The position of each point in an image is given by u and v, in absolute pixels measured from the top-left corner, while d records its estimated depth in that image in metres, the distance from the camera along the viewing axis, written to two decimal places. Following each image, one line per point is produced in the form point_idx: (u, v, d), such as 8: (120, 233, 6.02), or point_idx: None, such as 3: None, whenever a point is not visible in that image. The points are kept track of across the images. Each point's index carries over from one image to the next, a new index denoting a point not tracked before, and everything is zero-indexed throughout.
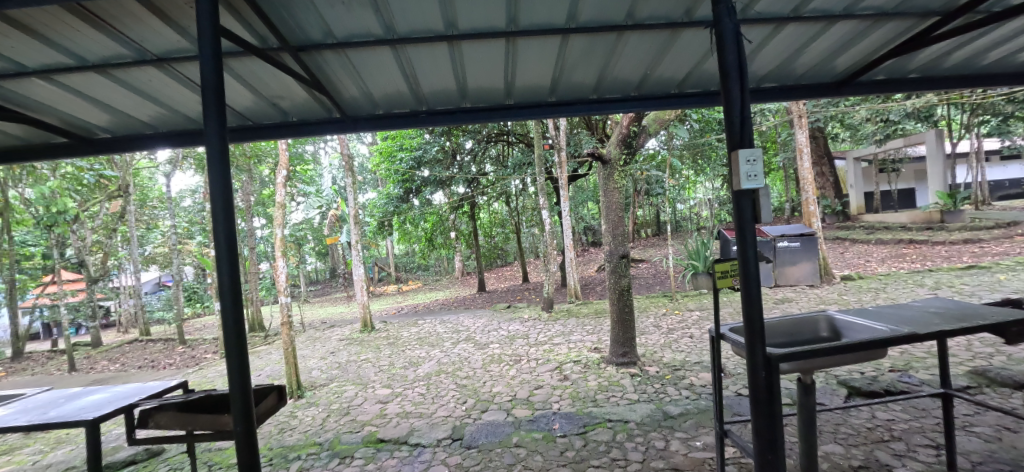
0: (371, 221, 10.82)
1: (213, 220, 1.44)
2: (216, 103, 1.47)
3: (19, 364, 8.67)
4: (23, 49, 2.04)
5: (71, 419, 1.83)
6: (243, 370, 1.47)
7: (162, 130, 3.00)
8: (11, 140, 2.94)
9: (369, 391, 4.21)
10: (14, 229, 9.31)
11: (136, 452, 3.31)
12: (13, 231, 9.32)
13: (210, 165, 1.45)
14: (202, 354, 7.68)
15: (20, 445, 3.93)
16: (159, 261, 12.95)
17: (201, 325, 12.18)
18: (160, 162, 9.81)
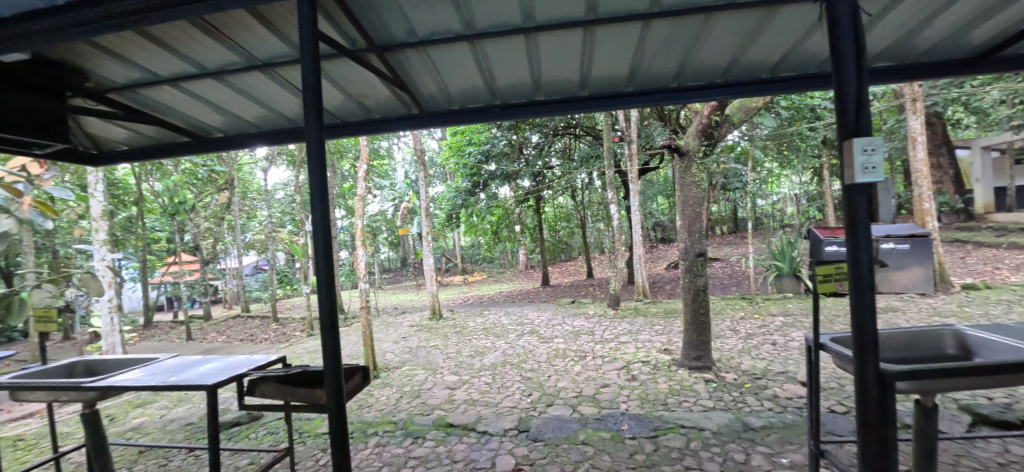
0: (440, 215, 11.18)
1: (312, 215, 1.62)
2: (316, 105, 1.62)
3: (150, 331, 10.26)
4: (158, 60, 2.36)
5: (195, 384, 2.08)
6: (334, 351, 1.66)
7: (264, 129, 3.30)
8: (148, 141, 3.40)
9: (438, 377, 4.39)
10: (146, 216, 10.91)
11: (241, 415, 3.75)
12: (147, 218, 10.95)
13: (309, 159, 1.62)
14: (291, 332, 8.54)
15: (151, 400, 4.65)
16: (257, 247, 14.55)
17: (290, 305, 13.54)
18: (259, 159, 10.93)
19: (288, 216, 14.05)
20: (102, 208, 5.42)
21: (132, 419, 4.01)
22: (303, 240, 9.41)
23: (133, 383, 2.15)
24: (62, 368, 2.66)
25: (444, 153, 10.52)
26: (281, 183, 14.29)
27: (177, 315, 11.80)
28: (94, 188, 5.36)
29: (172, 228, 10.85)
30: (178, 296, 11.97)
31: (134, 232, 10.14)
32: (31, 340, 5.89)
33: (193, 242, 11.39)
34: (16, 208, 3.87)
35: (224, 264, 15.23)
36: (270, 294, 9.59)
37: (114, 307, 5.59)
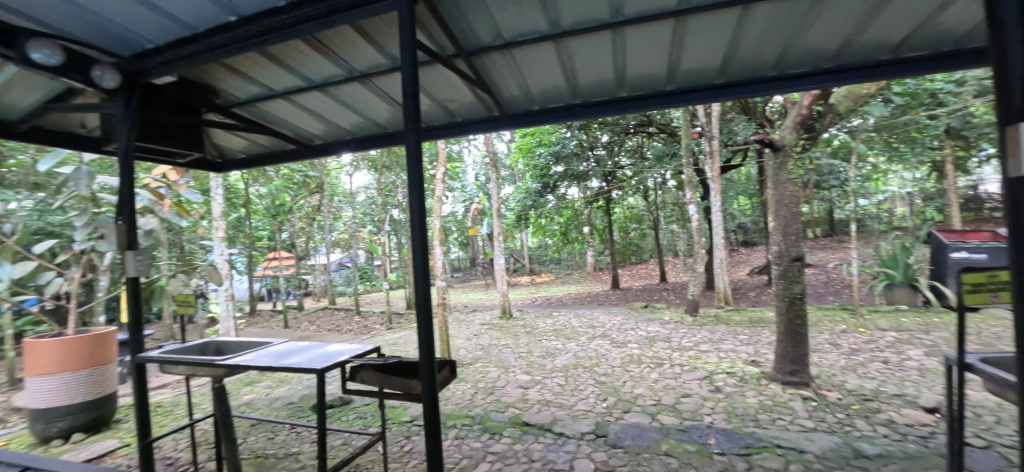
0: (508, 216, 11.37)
1: (411, 218, 1.78)
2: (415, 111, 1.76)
3: (255, 318, 11.60)
4: (275, 76, 2.63)
5: (309, 369, 2.22)
6: (429, 346, 1.79)
7: (358, 136, 3.56)
8: (262, 149, 3.81)
9: (511, 375, 4.45)
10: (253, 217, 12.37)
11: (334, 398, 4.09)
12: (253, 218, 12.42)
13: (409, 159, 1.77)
14: (372, 325, 9.17)
15: (258, 379, 5.23)
16: (342, 245, 15.85)
17: (369, 300, 14.56)
18: (345, 164, 11.91)
19: (369, 217, 15.09)
20: (221, 209, 6.19)
21: (244, 395, 4.54)
22: (383, 240, 10.07)
23: (252, 363, 2.30)
24: (196, 347, 2.88)
25: (513, 155, 10.67)
26: (362, 187, 15.37)
27: (276, 305, 13.22)
28: (215, 191, 6.14)
29: (272, 227, 12.17)
30: (276, 288, 13.40)
31: (242, 231, 11.51)
32: (167, 322, 6.93)
33: (289, 240, 12.71)
34: (159, 208, 4.54)
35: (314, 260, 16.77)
36: (353, 289, 10.37)
37: (229, 297, 6.35)
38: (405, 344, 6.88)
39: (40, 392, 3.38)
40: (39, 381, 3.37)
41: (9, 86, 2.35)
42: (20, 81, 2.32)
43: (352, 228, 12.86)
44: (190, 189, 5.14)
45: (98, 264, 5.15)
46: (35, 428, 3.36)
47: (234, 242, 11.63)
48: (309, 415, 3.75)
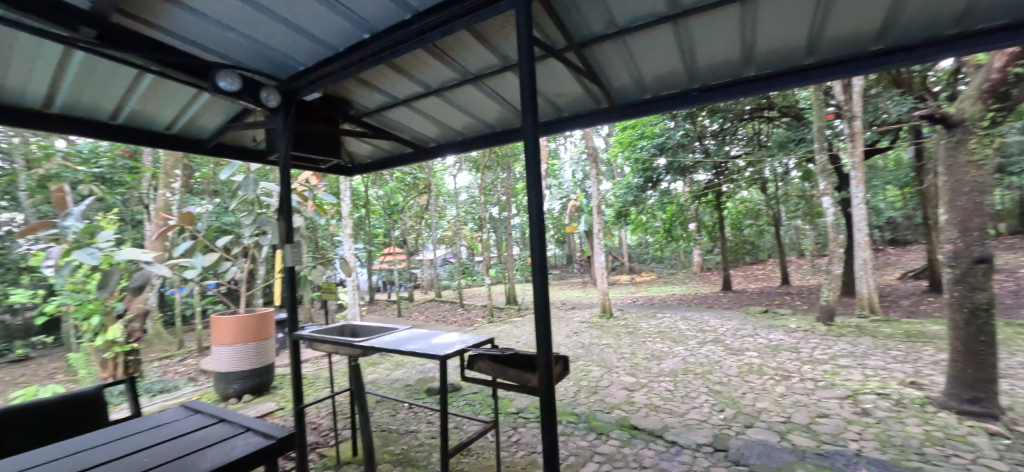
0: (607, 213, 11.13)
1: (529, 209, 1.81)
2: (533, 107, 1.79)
3: (375, 306, 13.07)
4: (399, 85, 2.89)
5: (428, 353, 2.25)
6: (547, 338, 1.80)
7: (468, 137, 3.75)
8: (384, 154, 4.21)
9: (614, 376, 4.33)
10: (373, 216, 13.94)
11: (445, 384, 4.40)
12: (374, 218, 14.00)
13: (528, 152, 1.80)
14: (475, 317, 9.70)
15: (379, 360, 5.85)
16: (446, 242, 17.04)
17: (471, 293, 15.43)
18: (449, 166, 12.76)
19: (469, 215, 15.93)
20: (349, 210, 7.03)
21: (369, 374, 5.10)
22: (484, 237, 10.55)
23: (382, 347, 2.44)
24: (336, 329, 3.25)
25: (612, 150, 10.37)
26: (463, 187, 16.26)
27: (390, 295, 14.69)
28: (344, 194, 6.99)
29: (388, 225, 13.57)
30: (391, 280, 14.87)
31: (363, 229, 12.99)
32: (309, 306, 8.11)
33: (402, 237, 14.03)
34: (304, 209, 5.31)
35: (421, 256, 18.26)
36: (457, 283, 11.04)
37: (356, 286, 7.20)
38: (507, 337, 7.12)
39: (223, 359, 4.16)
40: (222, 350, 4.15)
41: (205, 110, 2.93)
42: (211, 106, 2.87)
43: (455, 226, 13.69)
44: (326, 192, 5.92)
45: (260, 256, 6.22)
46: (219, 387, 4.16)
47: (357, 239, 13.19)
48: (424, 398, 4.08)
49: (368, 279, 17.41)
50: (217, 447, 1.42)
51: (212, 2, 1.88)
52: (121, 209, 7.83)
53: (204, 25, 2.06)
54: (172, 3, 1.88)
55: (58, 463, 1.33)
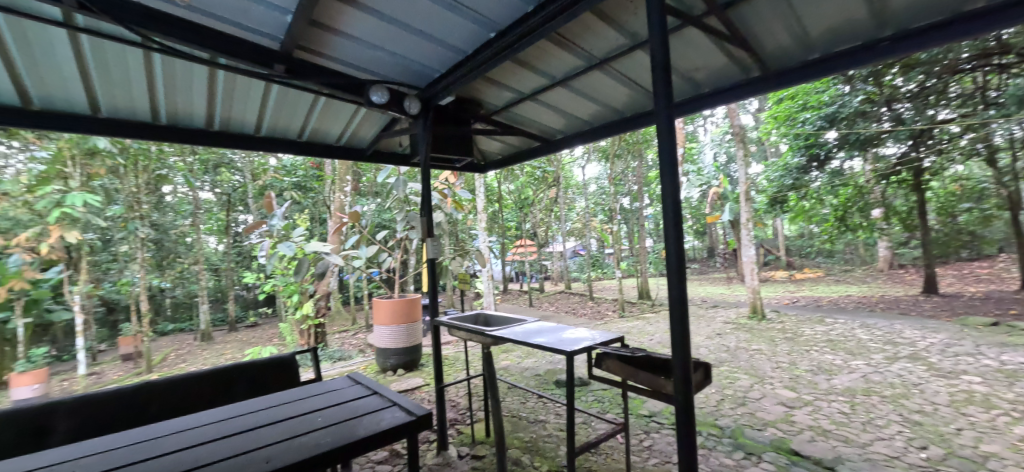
0: (758, 200, 9.76)
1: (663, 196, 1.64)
2: (665, 86, 1.62)
3: (508, 295, 13.88)
4: (524, 80, 2.91)
5: (556, 348, 2.23)
6: (685, 343, 1.62)
7: (595, 126, 3.62)
8: (513, 150, 4.35)
9: (768, 388, 3.74)
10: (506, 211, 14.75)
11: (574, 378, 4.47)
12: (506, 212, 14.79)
13: (660, 135, 1.63)
14: (604, 311, 9.53)
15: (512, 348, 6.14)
16: (574, 234, 17.09)
17: (601, 285, 15.17)
18: (577, 157, 12.72)
19: (598, 206, 15.54)
20: (483, 205, 7.49)
21: (503, 360, 5.40)
22: (614, 229, 10.19)
23: (512, 337, 2.51)
24: (471, 317, 3.37)
25: (764, 127, 8.94)
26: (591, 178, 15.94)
27: (522, 285, 15.37)
28: (479, 190, 7.48)
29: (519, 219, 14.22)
30: (523, 271, 15.53)
31: (497, 222, 13.82)
32: (452, 293, 8.97)
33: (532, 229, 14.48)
34: (443, 205, 5.83)
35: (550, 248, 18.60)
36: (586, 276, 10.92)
37: (490, 277, 7.66)
38: (640, 334, 6.77)
39: (382, 337, 4.84)
40: (382, 329, 4.83)
41: (363, 123, 3.39)
42: (367, 119, 3.31)
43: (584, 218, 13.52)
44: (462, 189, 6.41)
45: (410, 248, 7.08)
46: (380, 361, 4.87)
47: (492, 232, 14.09)
48: (552, 390, 4.12)
49: (502, 269, 18.47)
50: (368, 418, 1.62)
51: (363, 25, 2.16)
52: (313, 210, 9.78)
53: (359, 48, 2.38)
54: (336, 33, 2.23)
55: (274, 409, 1.75)
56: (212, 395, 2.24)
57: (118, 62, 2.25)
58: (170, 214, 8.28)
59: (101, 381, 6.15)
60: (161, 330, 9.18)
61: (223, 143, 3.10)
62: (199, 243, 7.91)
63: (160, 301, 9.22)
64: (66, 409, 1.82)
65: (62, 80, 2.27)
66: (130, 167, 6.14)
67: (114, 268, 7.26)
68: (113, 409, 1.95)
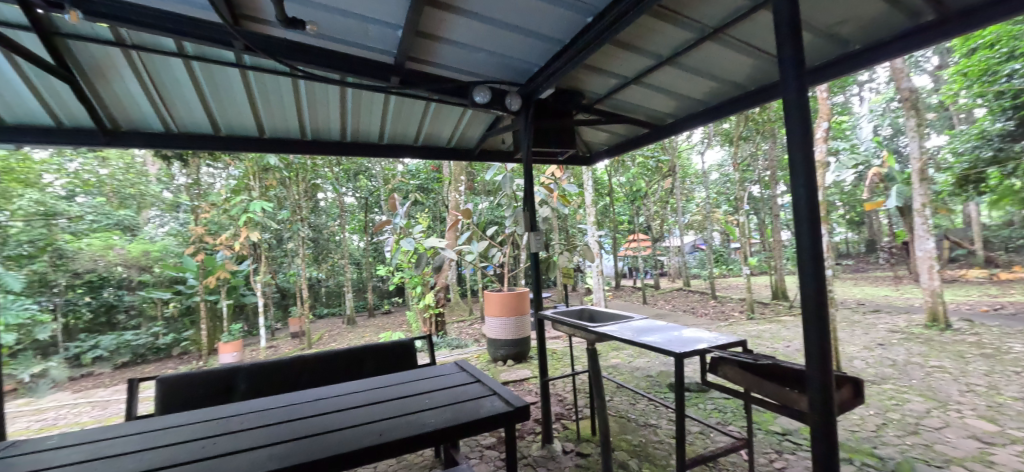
0: (944, 180, 7.71)
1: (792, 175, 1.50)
2: (794, 57, 1.50)
3: (620, 291, 13.37)
4: (627, 64, 2.72)
5: (665, 348, 2.05)
6: (823, 348, 1.46)
7: (712, 105, 3.25)
8: (621, 139, 4.14)
9: (955, 418, 2.93)
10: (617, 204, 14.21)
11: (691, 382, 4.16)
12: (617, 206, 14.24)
13: (789, 110, 1.50)
14: (730, 311, 8.55)
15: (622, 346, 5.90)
16: (694, 227, 15.67)
17: (726, 282, 13.66)
18: (695, 143, 11.63)
19: (722, 195, 13.98)
20: (592, 198, 7.36)
21: (612, 358, 5.22)
22: (741, 220, 9.06)
23: (616, 334, 2.40)
24: (574, 312, 3.30)
25: (946, 87, 7.06)
26: (713, 165, 14.41)
27: (636, 282, 14.65)
28: (587, 184, 7.36)
29: (630, 212, 13.59)
30: (635, 267, 14.80)
31: (608, 216, 13.40)
32: (561, 288, 8.97)
33: (645, 223, 13.69)
34: (549, 200, 5.79)
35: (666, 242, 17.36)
36: (708, 272, 9.92)
37: (600, 272, 7.46)
38: (774, 339, 5.92)
39: (494, 328, 5.07)
40: (493, 320, 5.06)
41: (470, 124, 3.56)
42: (474, 119, 3.46)
43: (705, 209, 12.29)
44: (569, 183, 6.35)
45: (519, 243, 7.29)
46: (491, 350, 5.12)
47: (601, 226, 13.73)
48: (665, 393, 3.85)
49: (613, 265, 17.86)
50: (470, 404, 1.70)
51: (463, 28, 2.25)
52: (434, 210, 10.73)
53: (461, 52, 2.50)
54: (439, 40, 2.37)
55: (394, 387, 1.95)
56: (347, 369, 2.58)
57: (276, 91, 2.78)
58: (324, 217, 9.90)
59: (279, 352, 7.66)
60: (320, 313, 11.06)
61: (357, 152, 3.55)
62: (345, 241, 9.33)
63: (318, 289, 11.10)
64: (245, 372, 2.33)
65: (240, 108, 2.89)
66: (291, 178, 7.51)
67: (286, 261, 8.96)
68: (280, 375, 2.41)
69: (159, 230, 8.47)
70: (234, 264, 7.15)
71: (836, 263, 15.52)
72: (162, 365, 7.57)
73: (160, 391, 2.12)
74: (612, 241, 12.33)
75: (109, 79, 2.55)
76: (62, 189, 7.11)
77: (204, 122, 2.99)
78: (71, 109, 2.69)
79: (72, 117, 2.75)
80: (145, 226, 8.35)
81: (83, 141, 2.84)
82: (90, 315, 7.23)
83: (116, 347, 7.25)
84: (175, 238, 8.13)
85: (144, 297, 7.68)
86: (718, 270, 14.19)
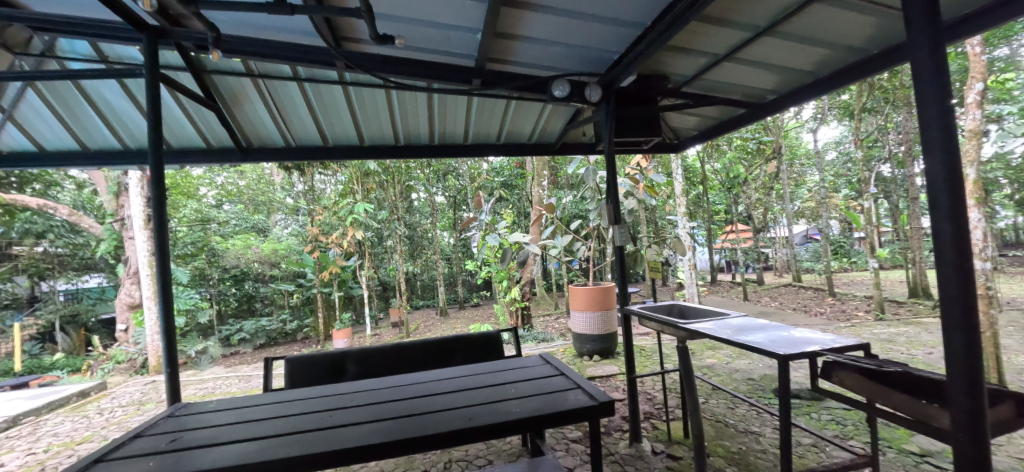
0: None
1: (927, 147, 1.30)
2: (924, 8, 1.30)
3: (716, 287, 12.37)
4: (717, 40, 2.50)
5: (767, 349, 1.86)
6: (971, 356, 1.24)
7: (823, 74, 2.85)
8: (713, 121, 3.82)
9: None
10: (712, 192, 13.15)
11: (803, 389, 3.74)
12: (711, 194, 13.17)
13: (920, 70, 1.31)
14: (853, 311, 7.43)
15: (720, 345, 5.46)
16: (807, 215, 13.81)
17: (849, 277, 11.84)
18: (806, 120, 10.26)
19: (842, 177, 12.13)
20: (682, 187, 6.91)
21: (707, 358, 4.87)
22: (866, 205, 7.79)
23: (709, 332, 2.24)
24: (664, 307, 3.14)
25: None
26: (830, 142, 12.54)
27: (735, 277, 13.40)
28: (676, 173, 6.92)
29: (728, 201, 12.47)
30: (735, 261, 13.53)
31: (701, 206, 12.43)
32: (650, 283, 8.54)
33: (746, 212, 12.43)
34: (635, 191, 5.56)
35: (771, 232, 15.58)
36: (825, 266, 8.70)
37: (692, 266, 6.98)
38: (911, 345, 5.02)
39: (579, 322, 5.02)
40: (578, 314, 5.01)
41: (551, 119, 3.56)
42: (555, 113, 3.46)
43: (819, 194, 10.77)
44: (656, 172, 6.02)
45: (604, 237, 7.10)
46: (577, 345, 5.09)
47: (694, 217, 12.82)
48: (769, 399, 3.50)
49: (708, 258, 16.53)
50: (556, 396, 1.73)
51: (539, 24, 2.26)
52: (518, 205, 10.97)
53: (539, 47, 2.52)
54: (517, 38, 2.41)
55: (482, 376, 2.06)
56: (438, 359, 2.77)
57: (372, 102, 3.07)
58: (417, 215, 10.66)
59: (382, 340, 8.46)
60: (416, 304, 11.97)
61: (444, 154, 3.75)
62: (436, 237, 9.97)
63: (414, 283, 12.04)
64: (353, 356, 2.63)
65: (344, 120, 3.24)
66: (387, 181, 8.26)
67: (385, 257, 9.85)
68: (383, 359, 2.68)
69: (285, 232, 9.85)
70: (344, 260, 8.06)
71: (1002, 254, 12.60)
72: (290, 347, 8.83)
73: (289, 368, 2.51)
74: (706, 233, 11.42)
75: (243, 104, 3.05)
76: (213, 198, 9.52)
77: (316, 137, 3.42)
78: (218, 133, 3.26)
79: (219, 139, 3.31)
80: (274, 228, 9.95)
81: (226, 158, 3.40)
82: (235, 303, 8.86)
83: (255, 330, 8.64)
84: (297, 238, 9.37)
85: (275, 288, 9.06)
86: (837, 264, 12.36)
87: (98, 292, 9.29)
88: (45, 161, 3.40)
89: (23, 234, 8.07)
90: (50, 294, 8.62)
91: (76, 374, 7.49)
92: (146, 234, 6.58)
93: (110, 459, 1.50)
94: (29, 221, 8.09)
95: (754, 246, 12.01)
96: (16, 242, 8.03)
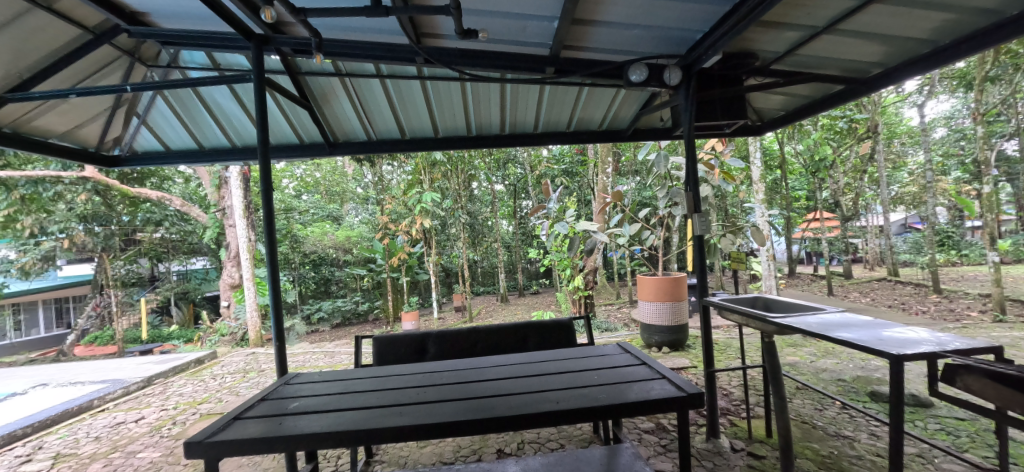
0: None
1: None
2: None
3: (795, 280, 11.45)
4: (817, 11, 2.28)
5: (876, 348, 1.70)
6: None
7: (944, 42, 2.50)
8: (802, 101, 3.52)
9: None
10: (790, 178, 12.13)
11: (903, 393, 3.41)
12: (790, 179, 12.14)
13: None
14: (964, 310, 6.55)
15: (801, 342, 5.08)
16: (906, 202, 12.29)
17: (958, 271, 10.38)
18: (910, 92, 9.00)
19: (953, 158, 10.60)
20: (760, 172, 6.43)
21: (787, 355, 4.57)
22: (984, 191, 6.77)
23: (802, 327, 2.09)
24: (747, 299, 2.99)
25: None
26: (939, 118, 10.93)
27: (817, 269, 12.30)
28: (754, 156, 6.44)
29: (810, 186, 11.42)
30: (816, 252, 12.40)
31: (779, 192, 11.49)
32: (721, 275, 8.12)
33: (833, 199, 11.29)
34: (710, 177, 5.27)
35: (862, 220, 14.02)
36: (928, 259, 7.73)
37: (770, 257, 6.51)
38: None
39: (647, 312, 4.92)
40: (646, 304, 4.91)
41: (623, 103, 3.47)
42: (628, 98, 3.36)
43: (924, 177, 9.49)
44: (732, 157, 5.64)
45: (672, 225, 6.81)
46: (644, 335, 5.01)
47: (770, 205, 11.91)
48: (865, 402, 3.22)
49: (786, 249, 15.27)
50: (640, 384, 1.73)
51: (620, 7, 2.20)
52: (579, 193, 10.82)
53: (616, 32, 2.46)
54: (594, 24, 2.37)
55: (560, 362, 2.11)
56: (512, 345, 2.86)
57: (447, 95, 3.18)
58: (477, 204, 10.90)
59: (446, 325, 8.85)
60: (477, 291, 12.38)
61: (514, 143, 3.80)
62: (497, 224, 10.18)
63: (475, 269, 12.40)
64: (433, 337, 2.80)
65: (420, 113, 3.38)
66: (451, 171, 8.55)
67: (448, 244, 10.23)
68: (462, 343, 2.81)
69: (357, 219, 10.48)
70: (410, 247, 8.48)
71: None
72: (363, 327, 9.51)
73: (376, 346, 2.72)
74: (784, 221, 10.54)
75: (331, 102, 3.29)
76: (294, 189, 10.55)
77: (394, 129, 3.60)
78: (309, 130, 3.55)
79: (310, 135, 3.60)
80: (347, 216, 10.66)
81: (316, 152, 3.70)
82: (315, 285, 9.67)
83: (332, 310, 9.43)
84: (367, 226, 9.89)
85: (348, 273, 9.74)
86: (942, 256, 10.90)
87: (203, 272, 10.77)
88: (168, 158, 3.90)
89: (146, 222, 9.02)
90: (165, 274, 9.79)
91: (189, 343, 8.65)
92: (244, 222, 7.37)
93: (247, 416, 1.74)
94: (150, 211, 9.04)
95: (841, 236, 10.91)
96: (140, 228, 8.92)
